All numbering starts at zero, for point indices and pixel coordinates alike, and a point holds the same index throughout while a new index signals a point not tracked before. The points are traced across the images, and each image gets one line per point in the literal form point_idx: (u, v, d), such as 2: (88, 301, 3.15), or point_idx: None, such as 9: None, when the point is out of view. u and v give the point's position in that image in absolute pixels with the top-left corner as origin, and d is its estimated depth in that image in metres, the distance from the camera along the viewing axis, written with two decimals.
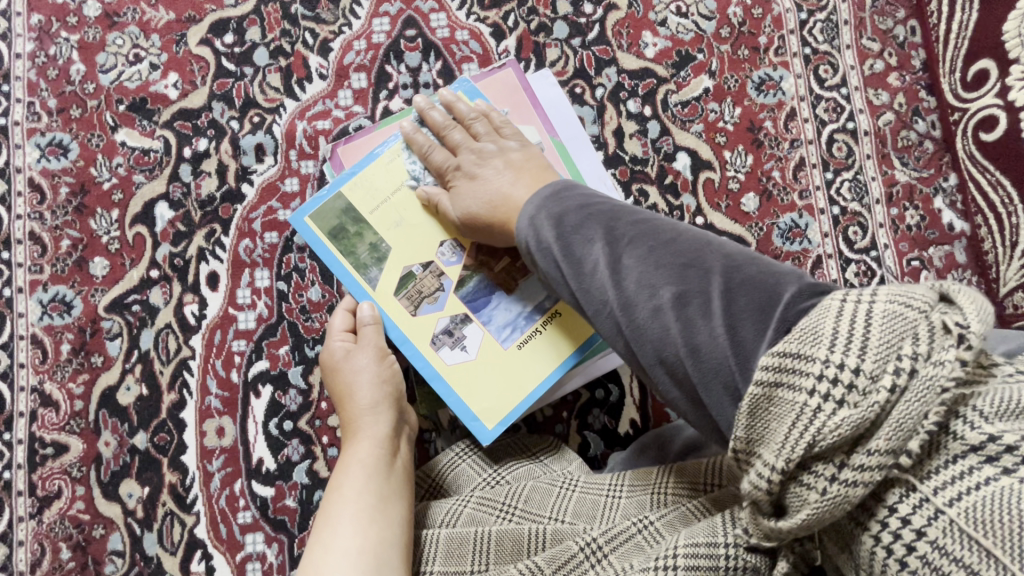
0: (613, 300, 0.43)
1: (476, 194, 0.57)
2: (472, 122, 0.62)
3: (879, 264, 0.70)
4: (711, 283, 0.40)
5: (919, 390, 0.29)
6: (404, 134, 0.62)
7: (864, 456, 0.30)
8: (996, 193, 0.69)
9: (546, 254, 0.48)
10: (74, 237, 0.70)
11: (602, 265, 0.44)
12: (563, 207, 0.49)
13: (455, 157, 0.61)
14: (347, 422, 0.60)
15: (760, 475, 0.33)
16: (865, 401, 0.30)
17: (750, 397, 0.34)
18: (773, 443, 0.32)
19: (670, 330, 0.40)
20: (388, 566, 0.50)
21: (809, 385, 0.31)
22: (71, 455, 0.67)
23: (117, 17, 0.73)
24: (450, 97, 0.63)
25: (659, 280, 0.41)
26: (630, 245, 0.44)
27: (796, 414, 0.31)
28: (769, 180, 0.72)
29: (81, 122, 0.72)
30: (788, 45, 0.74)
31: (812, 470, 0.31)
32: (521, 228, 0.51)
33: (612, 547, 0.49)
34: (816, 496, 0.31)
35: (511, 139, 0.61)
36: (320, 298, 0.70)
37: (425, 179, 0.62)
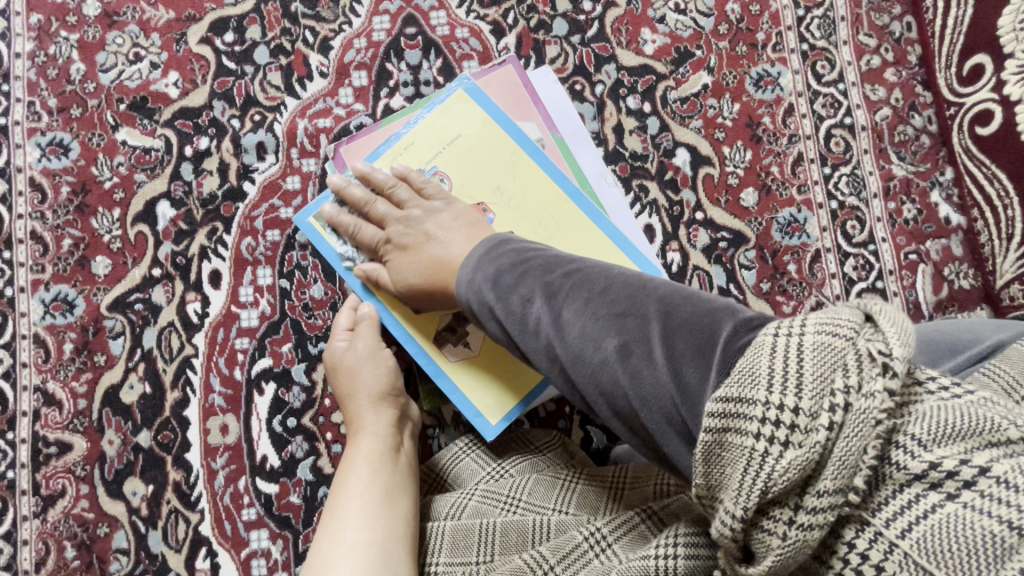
0: (562, 355, 0.44)
1: (412, 266, 0.56)
2: (393, 191, 0.60)
3: (877, 258, 0.71)
4: (650, 330, 0.40)
5: (856, 425, 0.30)
6: (327, 217, 0.61)
7: (815, 497, 0.31)
8: (991, 186, 0.69)
9: (489, 317, 0.49)
10: (76, 236, 0.70)
11: (545, 322, 0.45)
12: (498, 265, 0.49)
13: (384, 229, 0.59)
14: (350, 419, 0.60)
15: (722, 524, 0.33)
16: (808, 440, 0.31)
17: (703, 443, 0.34)
18: (731, 489, 0.33)
19: (618, 380, 0.41)
20: (394, 560, 0.50)
21: (755, 429, 0.32)
22: (75, 454, 0.67)
23: (117, 16, 0.73)
24: (364, 169, 0.61)
25: (603, 333, 0.42)
26: (568, 299, 0.44)
27: (748, 460, 0.32)
28: (768, 175, 0.73)
29: (82, 122, 0.72)
30: (786, 42, 0.74)
31: (770, 515, 0.32)
32: (460, 291, 0.51)
33: (617, 537, 0.50)
34: (778, 542, 0.32)
35: (437, 198, 0.59)
36: (323, 296, 0.70)
37: (361, 256, 0.62)
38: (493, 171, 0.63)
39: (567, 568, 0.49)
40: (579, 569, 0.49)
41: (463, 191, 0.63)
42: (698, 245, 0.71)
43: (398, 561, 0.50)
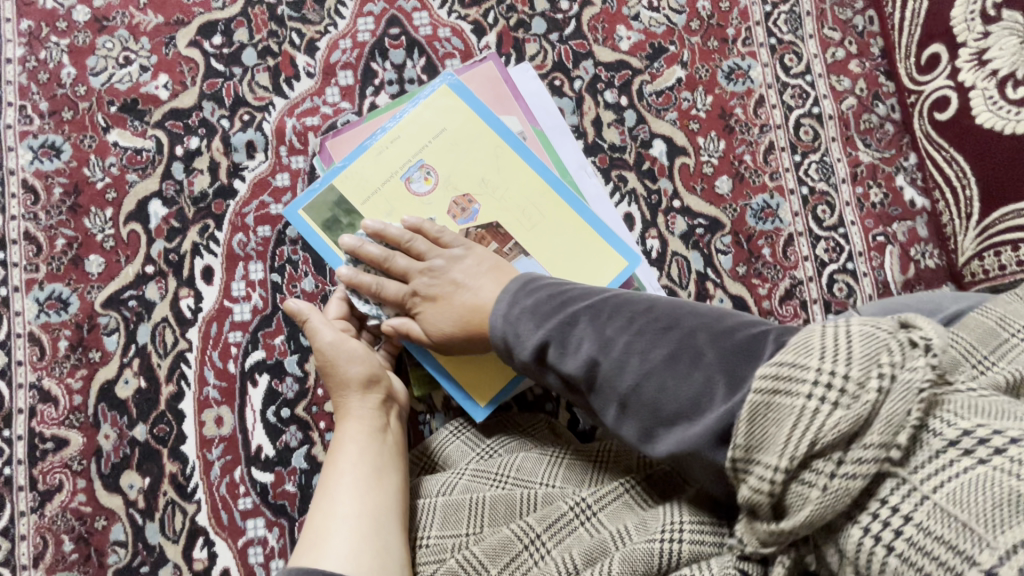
0: (606, 369, 0.48)
1: (443, 316, 0.60)
2: (410, 243, 0.62)
3: (846, 241, 0.74)
4: (698, 340, 0.46)
5: (900, 391, 0.35)
6: (346, 279, 0.62)
7: (859, 450, 0.35)
8: (950, 168, 0.72)
9: (529, 344, 0.52)
10: (69, 236, 0.72)
11: (587, 342, 0.50)
12: (534, 298, 0.55)
13: (408, 283, 0.62)
14: (336, 402, 0.61)
15: (765, 477, 0.37)
16: (857, 401, 0.35)
17: (751, 404, 0.38)
18: (776, 445, 0.37)
19: (665, 388, 0.45)
20: (386, 530, 0.52)
21: (806, 390, 0.37)
22: (72, 449, 0.69)
23: (106, 21, 0.75)
24: (375, 227, 0.62)
25: (649, 346, 0.47)
26: (610, 318, 0.50)
27: (797, 416, 0.36)
28: (741, 163, 0.76)
29: (73, 124, 0.73)
30: (755, 36, 0.78)
31: (812, 469, 0.36)
32: (495, 324, 0.56)
33: (602, 506, 0.53)
34: (818, 493, 0.35)
35: (455, 244, 0.63)
36: (314, 288, 0.72)
37: (385, 311, 0.64)
38: (478, 163, 0.66)
39: (553, 536, 0.52)
40: (565, 536, 0.52)
41: (448, 182, 0.65)
42: (676, 232, 0.74)
43: (390, 533, 0.52)
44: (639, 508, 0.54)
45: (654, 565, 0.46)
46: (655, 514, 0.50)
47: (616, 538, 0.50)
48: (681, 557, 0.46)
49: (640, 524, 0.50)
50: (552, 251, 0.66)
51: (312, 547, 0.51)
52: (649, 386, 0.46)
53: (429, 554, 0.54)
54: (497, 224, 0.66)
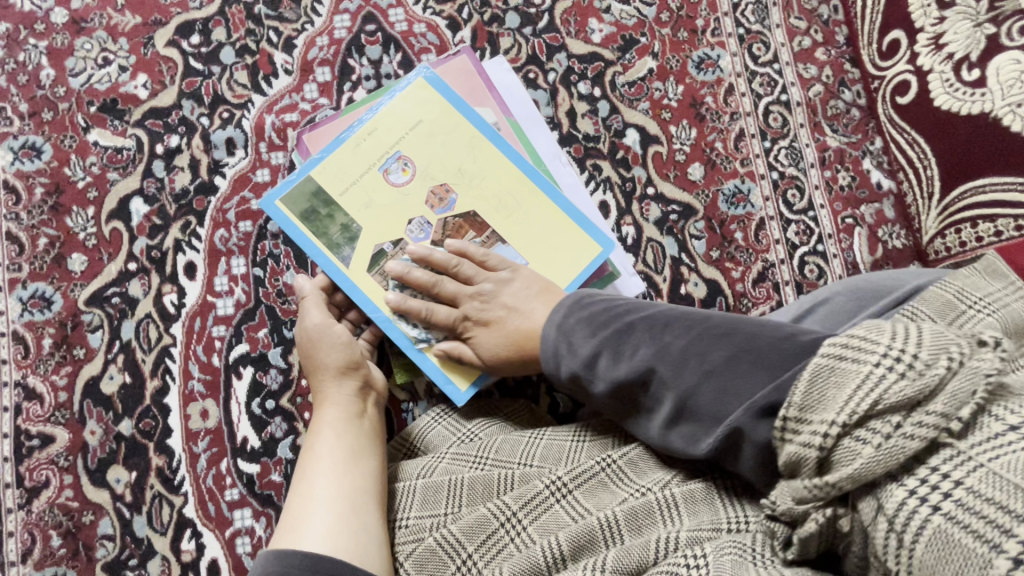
0: (663, 373, 0.50)
1: (496, 339, 0.64)
2: (458, 268, 0.65)
3: (816, 224, 0.76)
4: (759, 343, 0.47)
5: (967, 372, 0.35)
6: (394, 304, 0.64)
7: (920, 416, 0.35)
8: (912, 150, 0.74)
9: (584, 352, 0.55)
10: (51, 235, 0.72)
11: (644, 349, 0.52)
12: (590, 310, 0.58)
13: (457, 307, 0.65)
14: (315, 389, 0.64)
15: (818, 431, 0.37)
16: (925, 373, 0.35)
17: (815, 366, 0.39)
18: (835, 403, 0.37)
19: (727, 391, 0.46)
20: (363, 509, 0.54)
21: (874, 359, 0.37)
22: (58, 445, 0.69)
23: (84, 22, 0.76)
24: (422, 251, 0.65)
25: (707, 348, 0.48)
26: (669, 328, 0.52)
27: (862, 379, 0.37)
28: (712, 151, 0.77)
29: (54, 125, 0.74)
30: (723, 27, 0.80)
31: (868, 428, 0.36)
32: (550, 334, 0.59)
33: (577, 484, 0.55)
34: (870, 449, 0.35)
35: (502, 268, 0.66)
36: (296, 282, 0.73)
37: (433, 335, 0.66)
38: (454, 153, 0.67)
39: (530, 514, 0.54)
40: (541, 514, 0.54)
41: (425, 172, 0.67)
42: (651, 219, 0.76)
43: (366, 511, 0.54)
44: (615, 486, 0.55)
45: (651, 554, 0.47)
46: (651, 508, 0.51)
47: (604, 526, 0.51)
48: (678, 543, 0.48)
49: (630, 515, 0.51)
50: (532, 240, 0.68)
51: (289, 527, 0.53)
52: (706, 388, 0.47)
53: (408, 533, 0.56)
54: (475, 213, 0.67)
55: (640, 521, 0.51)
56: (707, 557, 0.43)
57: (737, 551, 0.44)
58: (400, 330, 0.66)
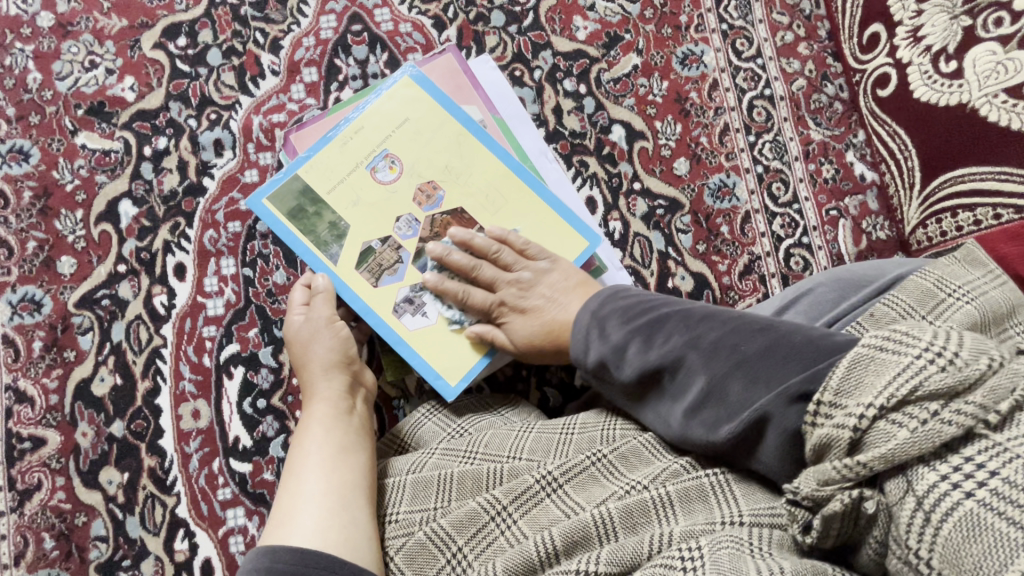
0: (693, 360, 0.51)
1: (531, 327, 0.65)
2: (498, 254, 0.66)
3: (801, 216, 0.77)
4: (794, 339, 0.47)
5: (1007, 373, 0.36)
6: (432, 286, 0.65)
7: (958, 405, 0.35)
8: (894, 142, 0.76)
9: (614, 339, 0.57)
10: (40, 238, 0.73)
11: (676, 337, 0.53)
12: (625, 302, 0.59)
13: (494, 292, 0.67)
14: (305, 386, 0.65)
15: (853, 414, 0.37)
16: (967, 367, 0.36)
17: (854, 354, 0.39)
18: (873, 387, 0.37)
19: (757, 380, 0.47)
20: (351, 505, 0.55)
21: (915, 352, 0.37)
22: (50, 447, 0.70)
23: (71, 26, 0.76)
24: (463, 235, 0.66)
25: (741, 340, 0.49)
26: (705, 321, 0.53)
27: (902, 367, 0.37)
28: (697, 145, 0.78)
29: (41, 129, 0.74)
30: (707, 23, 0.80)
31: (906, 413, 0.36)
32: (582, 320, 0.61)
33: (567, 478, 0.55)
34: (906, 433, 0.35)
35: (541, 258, 0.67)
36: (285, 281, 0.73)
37: (468, 318, 0.67)
38: (441, 150, 0.67)
39: (520, 508, 0.54)
40: (532, 508, 0.54)
41: (413, 170, 0.67)
42: (638, 214, 0.77)
43: (354, 505, 0.55)
44: (606, 479, 0.55)
45: (645, 549, 0.48)
46: (646, 506, 0.51)
47: (597, 522, 0.51)
48: (671, 540, 0.48)
49: (625, 512, 0.51)
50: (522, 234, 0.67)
51: (279, 523, 0.53)
52: (737, 377, 0.48)
53: (398, 528, 0.56)
54: (462, 209, 0.67)
55: (635, 519, 0.51)
56: (702, 551, 0.43)
57: (734, 545, 0.44)
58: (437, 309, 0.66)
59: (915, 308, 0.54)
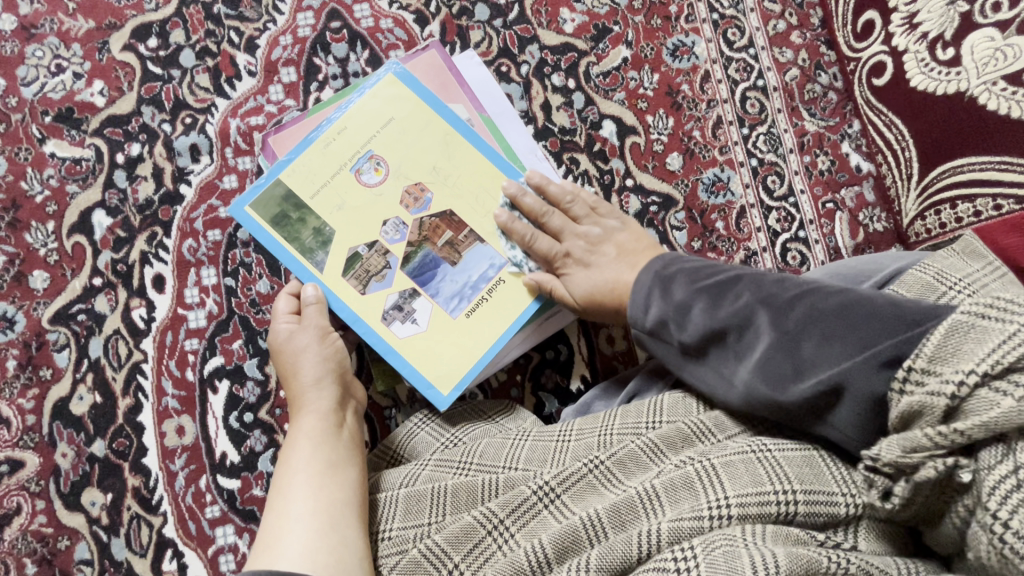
0: (763, 318, 0.50)
1: (596, 280, 0.64)
2: (569, 205, 0.67)
3: (797, 210, 0.76)
4: (875, 300, 0.45)
5: None
6: (501, 223, 0.64)
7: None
8: (890, 132, 0.74)
9: (677, 297, 0.55)
10: (10, 252, 0.69)
11: (747, 297, 0.51)
12: (690, 267, 0.58)
13: (561, 242, 0.66)
14: (292, 399, 0.63)
15: (952, 380, 0.37)
16: None
17: (954, 319, 0.39)
18: (974, 355, 0.37)
19: (834, 338, 0.45)
20: (341, 522, 0.53)
21: (1022, 320, 0.36)
22: (28, 470, 0.67)
23: (34, 29, 0.73)
24: (540, 179, 0.66)
25: (818, 297, 0.48)
26: (782, 279, 0.51)
27: (1008, 333, 0.36)
28: (690, 139, 0.76)
29: (7, 138, 0.71)
30: (697, 13, 0.78)
31: (1010, 381, 0.35)
32: (644, 278, 0.59)
33: (564, 488, 0.54)
34: (1012, 401, 0.35)
35: (610, 218, 0.68)
36: (269, 290, 0.71)
37: (528, 264, 0.65)
38: (427, 151, 0.65)
39: (517, 521, 0.53)
40: (528, 520, 0.53)
41: (399, 173, 0.65)
42: (631, 211, 0.75)
43: (343, 522, 0.53)
44: (604, 487, 0.53)
45: (635, 552, 0.46)
46: (633, 502, 0.49)
47: (588, 526, 0.49)
48: (661, 538, 0.45)
49: (613, 511, 0.49)
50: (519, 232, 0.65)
51: (266, 545, 0.52)
52: (812, 333, 0.47)
53: (391, 546, 0.55)
54: (451, 211, 0.65)
55: (623, 517, 0.49)
56: (695, 552, 0.42)
57: (728, 542, 0.42)
58: (453, 287, 0.65)
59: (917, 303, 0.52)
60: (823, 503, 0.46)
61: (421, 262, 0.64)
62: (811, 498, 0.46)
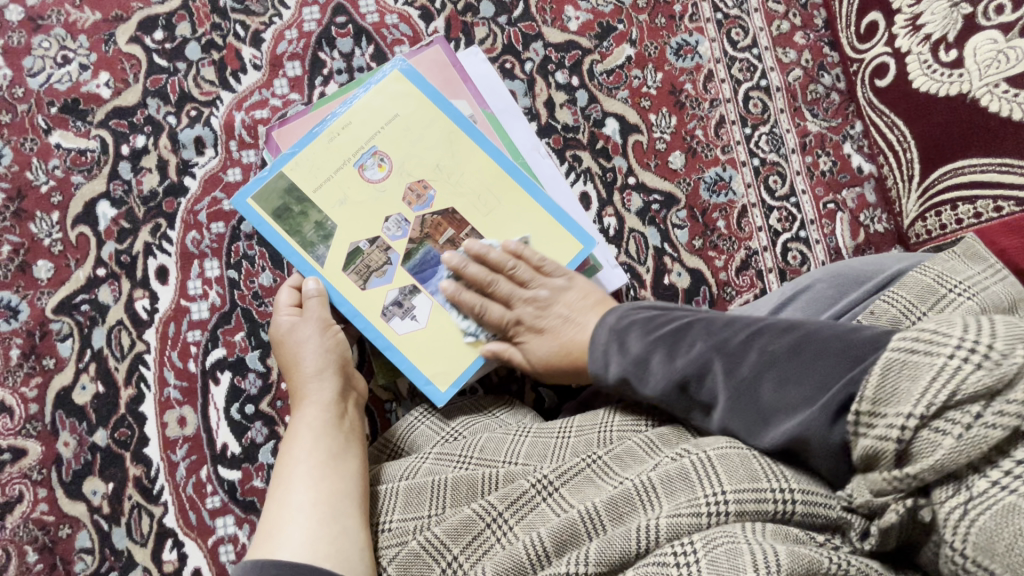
0: (719, 369, 0.50)
1: (550, 346, 0.64)
2: (513, 270, 0.65)
3: (798, 210, 0.76)
4: (822, 336, 0.47)
5: None
6: (447, 296, 0.64)
7: (1000, 405, 0.36)
8: (892, 133, 0.74)
9: (635, 354, 0.55)
10: (15, 242, 0.70)
11: (699, 347, 0.52)
12: (642, 316, 0.58)
13: (511, 309, 0.65)
14: (294, 390, 0.63)
15: (895, 425, 0.39)
16: (1003, 363, 0.37)
17: (886, 360, 0.40)
18: (910, 396, 0.39)
19: (790, 382, 0.46)
20: (342, 514, 0.53)
21: (947, 351, 0.38)
22: (30, 458, 0.67)
23: (41, 20, 0.73)
24: (478, 249, 0.64)
25: (768, 342, 0.49)
26: (728, 326, 0.52)
27: (937, 370, 0.38)
28: (693, 138, 0.77)
29: (13, 128, 0.71)
30: (701, 12, 0.78)
31: (947, 419, 0.37)
32: (601, 332, 0.59)
33: (563, 481, 0.54)
34: (952, 440, 0.37)
35: (557, 274, 0.65)
36: (271, 283, 0.71)
37: (484, 332, 0.65)
38: (431, 148, 0.65)
39: (516, 513, 0.53)
40: (527, 513, 0.53)
41: (402, 169, 0.65)
42: (633, 209, 0.75)
43: (345, 513, 0.54)
44: (602, 480, 0.54)
45: (633, 547, 0.45)
46: (630, 495, 0.50)
47: (586, 519, 0.50)
48: (659, 531, 0.45)
49: (610, 504, 0.50)
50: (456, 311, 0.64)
51: (267, 537, 0.52)
52: (768, 378, 0.47)
53: (391, 537, 0.55)
54: (453, 210, 0.65)
55: (620, 510, 0.49)
56: (696, 548, 0.42)
57: (729, 539, 0.42)
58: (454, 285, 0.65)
59: (916, 305, 0.52)
60: (821, 505, 0.45)
61: (422, 259, 0.65)
62: (810, 498, 0.45)
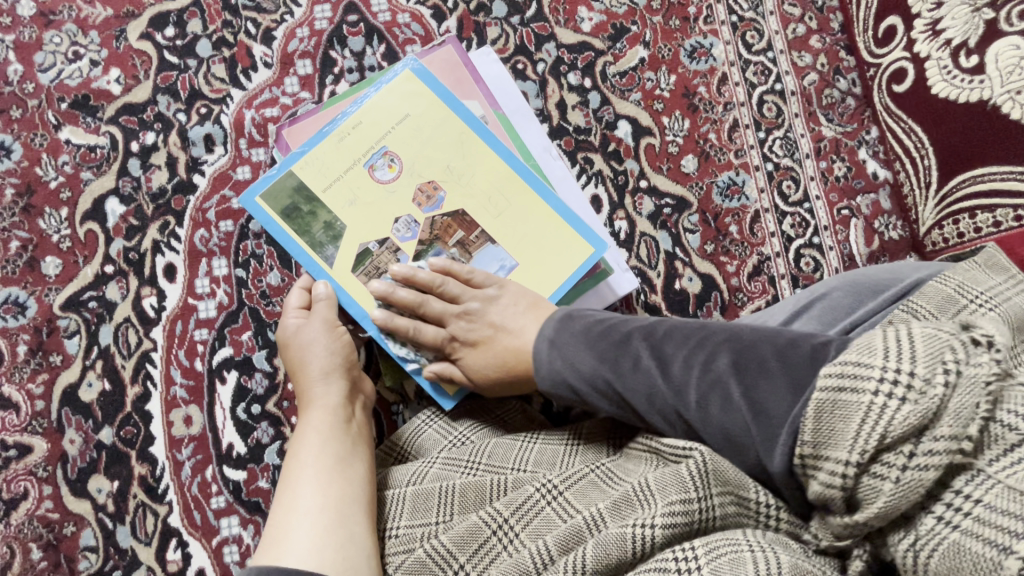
0: (665, 389, 0.49)
1: (486, 359, 0.62)
2: (442, 287, 0.63)
3: (812, 215, 0.75)
4: (762, 350, 0.46)
5: (967, 385, 0.35)
6: (380, 323, 0.63)
7: (930, 442, 0.35)
8: (909, 139, 0.74)
9: (582, 373, 0.54)
10: (24, 238, 0.70)
11: (646, 364, 0.51)
12: (579, 329, 0.56)
13: (445, 326, 0.64)
14: (302, 392, 0.63)
15: (834, 473, 0.38)
16: (924, 396, 0.35)
17: (817, 401, 0.39)
18: (844, 441, 0.37)
19: (733, 398, 0.46)
20: (350, 519, 0.53)
21: (873, 386, 0.37)
22: (36, 455, 0.67)
23: (53, 15, 0.73)
24: (406, 272, 0.63)
25: (710, 358, 0.48)
26: (669, 342, 0.51)
27: (865, 411, 0.37)
28: (706, 142, 0.76)
29: (23, 123, 0.71)
30: (716, 14, 0.78)
31: (882, 462, 0.36)
32: (541, 349, 0.58)
33: (568, 485, 0.53)
34: (891, 485, 0.36)
35: (488, 284, 0.64)
36: (280, 282, 0.71)
37: (424, 356, 0.65)
38: (441, 149, 0.65)
39: (521, 519, 0.52)
40: (533, 518, 0.52)
41: (412, 169, 0.64)
42: (644, 213, 0.74)
43: (353, 519, 0.53)
44: (605, 484, 0.53)
45: (630, 549, 0.45)
46: (631, 496, 0.49)
47: (591, 524, 0.49)
48: (654, 531, 0.45)
49: (613, 507, 0.49)
50: (401, 323, 0.63)
51: (273, 542, 0.51)
52: (713, 398, 0.47)
53: (399, 544, 0.55)
54: (463, 211, 0.65)
55: (621, 511, 0.49)
56: (697, 553, 0.42)
57: (733, 547, 0.41)
58: None
59: (936, 315, 0.51)
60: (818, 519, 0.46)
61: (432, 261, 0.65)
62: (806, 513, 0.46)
